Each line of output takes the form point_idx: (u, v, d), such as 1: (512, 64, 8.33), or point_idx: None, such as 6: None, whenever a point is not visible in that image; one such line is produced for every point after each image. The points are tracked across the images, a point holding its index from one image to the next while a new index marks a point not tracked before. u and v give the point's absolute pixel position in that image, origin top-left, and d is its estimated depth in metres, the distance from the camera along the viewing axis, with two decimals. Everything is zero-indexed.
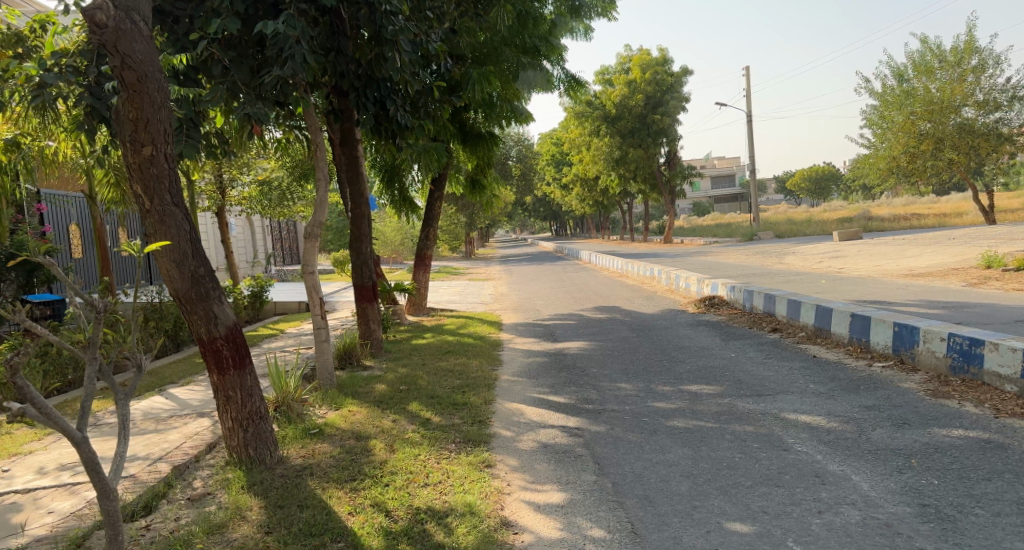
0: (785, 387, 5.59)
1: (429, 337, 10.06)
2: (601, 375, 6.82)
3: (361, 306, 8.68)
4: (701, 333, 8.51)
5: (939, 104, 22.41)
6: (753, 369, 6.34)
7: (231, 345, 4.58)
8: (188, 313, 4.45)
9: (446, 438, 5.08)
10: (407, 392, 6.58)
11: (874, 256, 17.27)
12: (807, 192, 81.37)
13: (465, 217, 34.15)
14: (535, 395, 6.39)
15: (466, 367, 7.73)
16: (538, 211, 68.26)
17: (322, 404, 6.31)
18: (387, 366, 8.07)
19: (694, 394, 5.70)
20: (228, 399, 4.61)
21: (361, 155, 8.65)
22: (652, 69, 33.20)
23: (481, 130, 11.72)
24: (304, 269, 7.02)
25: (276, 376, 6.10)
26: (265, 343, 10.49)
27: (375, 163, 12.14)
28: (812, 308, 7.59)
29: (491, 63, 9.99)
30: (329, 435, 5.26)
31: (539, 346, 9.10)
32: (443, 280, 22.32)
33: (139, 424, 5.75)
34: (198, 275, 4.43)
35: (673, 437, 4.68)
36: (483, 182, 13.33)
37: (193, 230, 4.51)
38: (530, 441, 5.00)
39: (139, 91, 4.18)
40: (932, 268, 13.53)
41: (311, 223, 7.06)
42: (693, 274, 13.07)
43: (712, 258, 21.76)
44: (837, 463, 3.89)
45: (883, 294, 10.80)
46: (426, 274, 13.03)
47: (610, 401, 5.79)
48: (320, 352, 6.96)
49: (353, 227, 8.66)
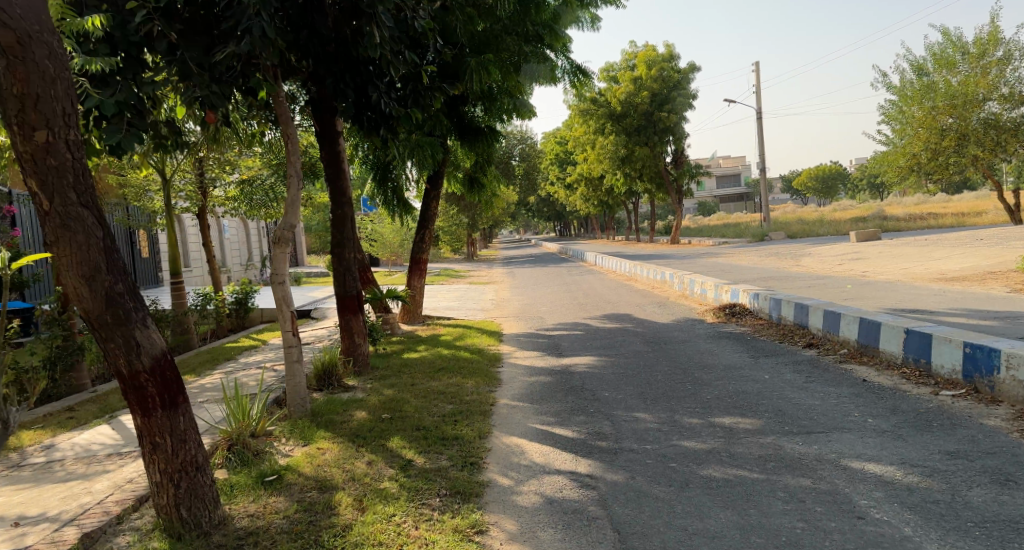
0: (838, 423, 4.64)
1: (422, 350, 9.14)
2: (616, 401, 5.88)
3: (344, 318, 7.71)
4: (725, 349, 7.57)
5: (962, 98, 21.34)
6: (795, 397, 5.40)
7: (158, 380, 3.65)
8: (103, 342, 3.52)
9: (428, 490, 4.14)
10: (390, 423, 5.63)
11: (898, 259, 16.24)
12: (815, 191, 79.95)
13: (466, 217, 33.17)
14: (538, 426, 5.45)
15: (460, 389, 6.79)
16: (541, 210, 67.23)
17: (289, 438, 5.39)
18: (371, 386, 7.14)
19: (729, 431, 4.75)
20: (155, 447, 3.70)
21: (344, 149, 7.75)
22: (659, 65, 32.26)
23: (481, 125, 10.86)
24: (271, 279, 6.08)
25: (235, 405, 5.17)
26: (242, 357, 9.57)
27: (366, 160, 11.25)
28: (854, 321, 6.64)
29: (491, 52, 9.04)
30: (288, 485, 4.35)
31: (543, 361, 8.17)
32: (443, 284, 21.36)
33: (67, 467, 4.83)
34: (114, 292, 3.51)
35: (712, 493, 3.74)
36: (482, 180, 12.36)
37: (110, 236, 3.59)
38: (532, 494, 4.06)
39: (21, 56, 3.27)
40: (966, 272, 12.53)
41: (281, 227, 6.11)
42: (709, 279, 12.10)
43: (724, 260, 20.85)
44: (935, 543, 2.96)
45: (920, 301, 9.84)
46: (422, 279, 12.06)
47: (628, 438, 4.85)
48: (290, 375, 6.02)
49: (334, 231, 7.70)
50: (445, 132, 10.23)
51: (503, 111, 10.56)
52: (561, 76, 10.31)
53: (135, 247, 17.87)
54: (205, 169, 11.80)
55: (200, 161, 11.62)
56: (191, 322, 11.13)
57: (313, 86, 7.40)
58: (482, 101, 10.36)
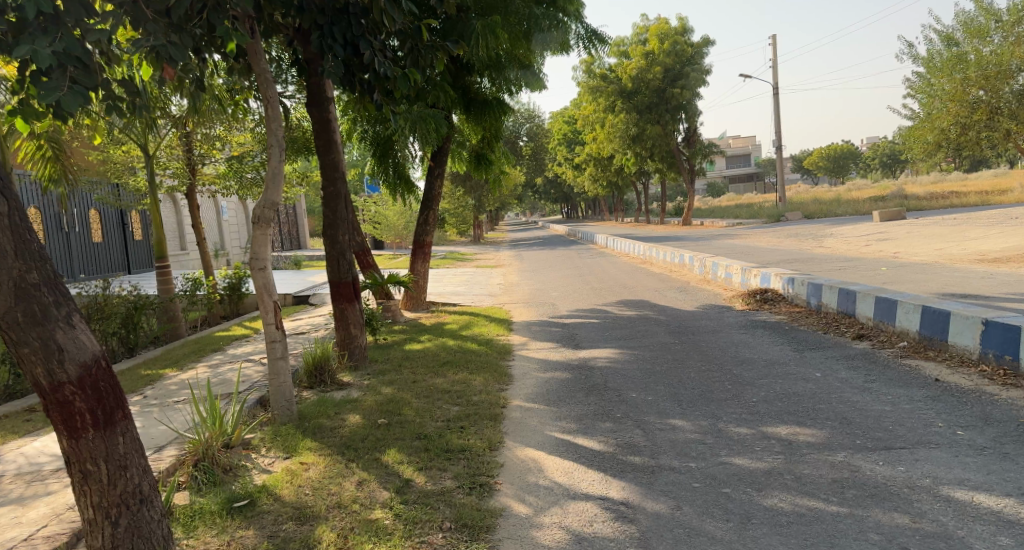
0: (922, 435, 3.86)
1: (427, 341, 8.37)
2: (647, 404, 5.12)
3: (338, 307, 6.96)
4: (763, 340, 6.79)
5: (995, 68, 20.35)
6: (859, 402, 4.60)
7: (88, 394, 2.88)
8: (13, 346, 2.77)
9: (429, 522, 3.38)
10: (388, 429, 4.87)
11: (930, 238, 15.38)
12: (826, 170, 78.46)
13: (472, 199, 32.31)
14: (557, 436, 4.69)
15: (468, 387, 6.03)
16: (548, 192, 66.16)
17: (271, 448, 4.63)
18: (368, 383, 6.38)
19: (788, 446, 3.97)
20: (85, 476, 2.95)
21: (335, 117, 6.94)
22: (672, 38, 31.18)
23: (488, 97, 10.03)
24: (250, 265, 5.27)
25: (208, 410, 4.45)
26: (232, 347, 8.84)
27: (366, 135, 10.47)
28: (915, 310, 5.83)
29: (497, 13, 8.26)
30: (261, 514, 3.60)
31: (557, 353, 7.43)
32: (448, 267, 20.61)
33: (3, 486, 4.11)
34: (25, 283, 2.76)
35: (784, 534, 2.97)
36: (489, 157, 11.45)
37: (17, 213, 2.85)
38: (555, 528, 3.31)
39: None
40: (1009, 253, 11.66)
41: (261, 205, 5.33)
42: (733, 262, 11.28)
43: (742, 242, 20.06)
44: None
45: (969, 284, 9.05)
46: (425, 264, 11.23)
47: (667, 453, 4.08)
48: (274, 375, 5.27)
49: (327, 210, 6.92)
50: (449, 103, 9.41)
51: (509, 84, 9.73)
52: (574, 43, 9.37)
53: (127, 229, 17.17)
54: (193, 144, 11.17)
55: (189, 136, 11.02)
56: (179, 309, 10.40)
57: (299, 45, 6.59)
58: (489, 71, 9.52)
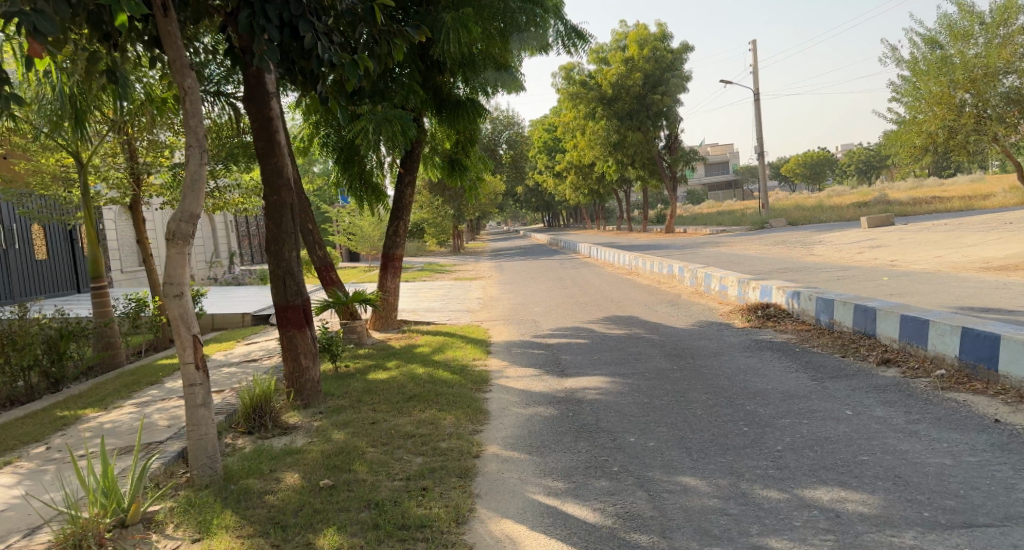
0: (1007, 506, 3.02)
1: (392, 368, 7.41)
2: (648, 454, 4.23)
3: (286, 335, 6.00)
4: (774, 366, 5.95)
5: (981, 71, 20.03)
6: (909, 451, 3.75)
7: None
8: None
9: None
10: (331, 494, 3.91)
11: (926, 244, 14.79)
12: (803, 176, 78.77)
13: (450, 208, 31.37)
14: (541, 501, 3.77)
15: (435, 430, 5.07)
16: (529, 200, 65.45)
17: (180, 525, 3.64)
18: (317, 427, 5.41)
19: (837, 519, 3.10)
20: None
21: (279, 116, 5.97)
22: (650, 45, 30.50)
23: (460, 97, 9.08)
24: (164, 289, 4.23)
25: (95, 478, 3.47)
26: (171, 379, 7.75)
27: (328, 141, 9.52)
28: (953, 332, 5.02)
29: (470, 7, 7.49)
30: None
31: (539, 382, 6.54)
32: (425, 280, 19.65)
33: None
34: None
35: None
36: (464, 163, 10.48)
37: None
38: None
39: None
40: (1015, 260, 11.04)
41: (177, 217, 4.28)
42: (727, 273, 10.47)
43: (728, 250, 19.40)
44: None
45: (986, 295, 8.34)
46: (394, 278, 10.24)
47: (681, 530, 3.18)
48: (193, 425, 4.29)
49: (271, 222, 5.94)
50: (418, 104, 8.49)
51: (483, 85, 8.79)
52: (554, 42, 8.32)
53: (76, 244, 15.97)
54: (137, 152, 10.14)
55: (130, 143, 10.00)
56: (118, 334, 9.32)
57: (234, 30, 5.64)
58: (461, 69, 8.58)
